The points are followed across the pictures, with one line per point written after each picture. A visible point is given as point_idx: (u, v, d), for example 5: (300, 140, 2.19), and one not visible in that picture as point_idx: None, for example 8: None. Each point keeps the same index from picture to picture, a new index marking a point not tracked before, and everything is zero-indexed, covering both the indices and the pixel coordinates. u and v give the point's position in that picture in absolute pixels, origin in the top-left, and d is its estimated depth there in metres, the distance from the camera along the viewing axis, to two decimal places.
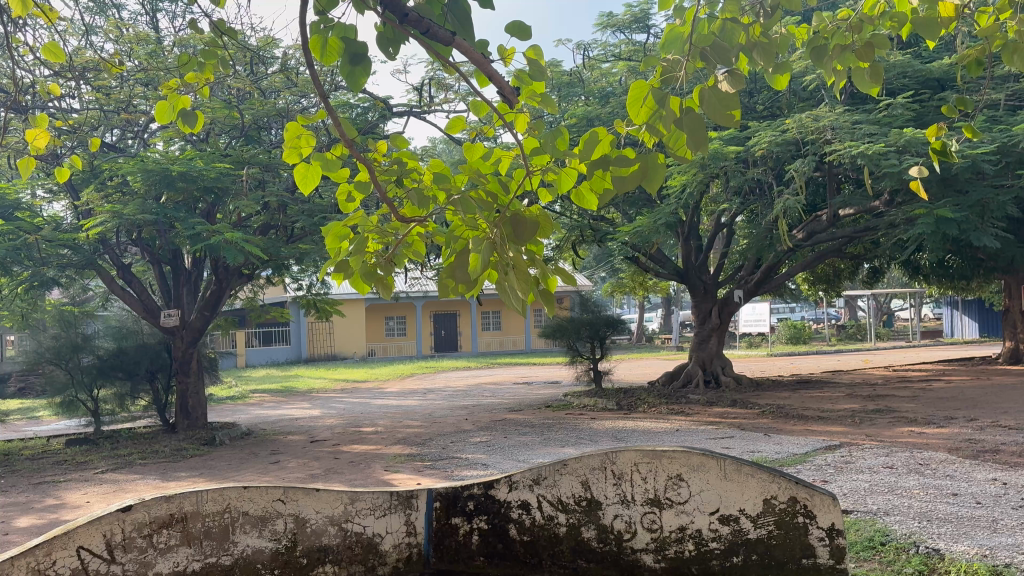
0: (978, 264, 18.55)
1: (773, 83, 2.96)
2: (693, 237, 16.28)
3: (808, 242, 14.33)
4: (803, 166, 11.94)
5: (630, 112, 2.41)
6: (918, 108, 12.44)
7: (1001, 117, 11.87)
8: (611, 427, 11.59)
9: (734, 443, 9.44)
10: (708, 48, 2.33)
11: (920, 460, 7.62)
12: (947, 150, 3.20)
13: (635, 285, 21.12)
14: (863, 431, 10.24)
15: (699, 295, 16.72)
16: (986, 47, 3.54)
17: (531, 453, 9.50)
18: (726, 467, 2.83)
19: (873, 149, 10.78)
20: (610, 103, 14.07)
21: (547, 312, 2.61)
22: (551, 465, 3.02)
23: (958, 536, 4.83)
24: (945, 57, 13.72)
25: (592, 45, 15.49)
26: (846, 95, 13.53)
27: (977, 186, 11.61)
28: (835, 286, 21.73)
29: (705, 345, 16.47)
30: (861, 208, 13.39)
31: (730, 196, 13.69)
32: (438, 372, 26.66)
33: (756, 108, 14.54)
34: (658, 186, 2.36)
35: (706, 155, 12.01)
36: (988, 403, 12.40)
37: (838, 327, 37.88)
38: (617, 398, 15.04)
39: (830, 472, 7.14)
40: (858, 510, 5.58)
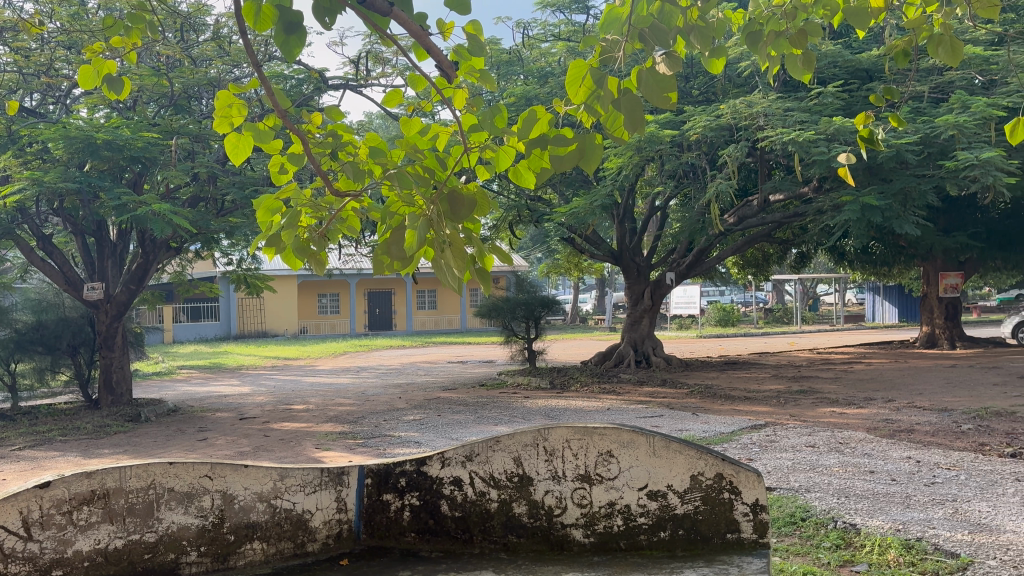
0: (899, 252, 19.16)
1: (709, 68, 3.15)
2: (628, 219, 16.37)
3: (739, 227, 14.63)
4: (736, 152, 12.16)
5: (569, 91, 2.50)
6: (847, 97, 12.80)
7: (924, 109, 12.25)
8: (544, 406, 11.67)
9: (662, 421, 9.63)
10: (646, 30, 2.45)
11: (840, 439, 7.88)
12: (874, 138, 3.31)
13: (570, 267, 21.28)
14: (788, 411, 10.56)
15: (632, 276, 16.88)
16: (913, 37, 3.71)
17: (464, 431, 9.50)
18: (655, 443, 2.89)
19: (803, 136, 11.06)
20: (549, 83, 14.02)
21: (483, 290, 2.63)
22: (483, 442, 3.03)
23: (874, 511, 5.02)
24: (873, 47, 14.09)
25: (532, 24, 15.40)
26: (779, 83, 13.81)
27: (899, 175, 12.01)
28: (763, 271, 22.25)
29: (637, 326, 16.67)
30: (790, 194, 13.71)
31: (665, 179, 13.86)
32: (374, 350, 26.43)
33: (691, 93, 14.66)
34: (595, 166, 2.47)
35: (641, 139, 12.10)
36: (905, 385, 12.86)
37: (766, 311, 38.89)
38: (551, 377, 15.18)
39: (754, 450, 7.32)
40: (780, 487, 5.74)
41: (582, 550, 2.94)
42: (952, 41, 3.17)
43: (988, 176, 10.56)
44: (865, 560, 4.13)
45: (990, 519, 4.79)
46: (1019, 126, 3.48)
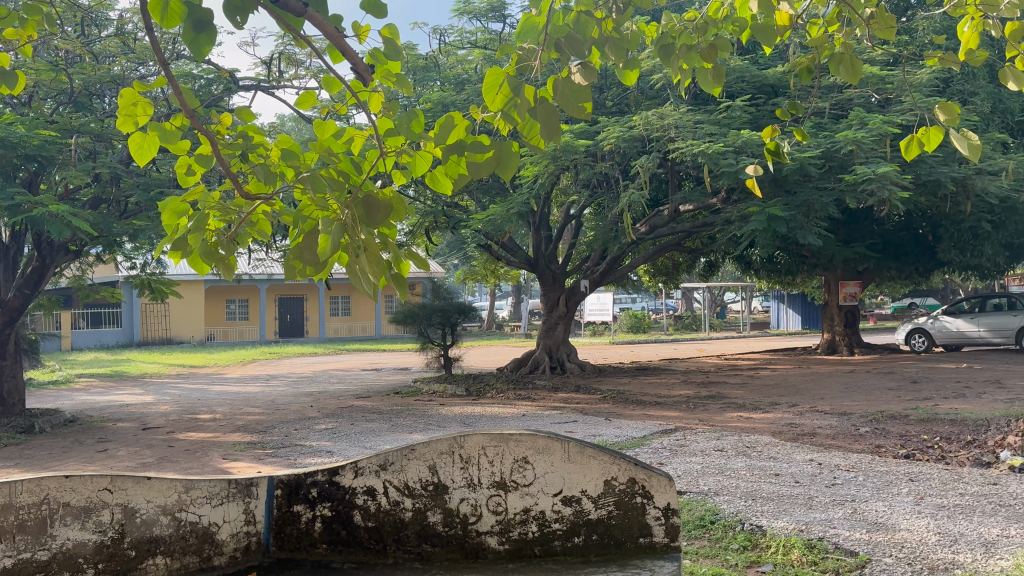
0: (802, 261, 19.89)
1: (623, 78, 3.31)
2: (544, 227, 16.48)
3: (651, 236, 14.92)
4: (648, 163, 12.41)
5: (487, 99, 2.54)
6: (754, 111, 13.22)
7: (826, 124, 12.77)
8: (459, 413, 11.63)
9: (576, 427, 9.71)
10: (562, 39, 2.56)
11: (747, 443, 8.09)
12: (780, 152, 3.45)
13: (486, 274, 21.31)
14: (697, 415, 10.81)
15: (547, 283, 17.00)
16: (816, 55, 3.87)
17: (378, 440, 9.38)
18: (570, 449, 2.90)
19: (712, 148, 11.38)
20: (465, 90, 14.02)
21: (399, 297, 2.61)
22: (398, 451, 2.98)
23: (778, 513, 5.18)
24: (778, 64, 14.60)
25: (448, 30, 15.38)
26: (690, 96, 14.16)
27: (802, 188, 12.46)
28: (673, 279, 22.75)
29: (552, 333, 16.78)
30: (699, 204, 14.07)
31: (579, 188, 14.04)
32: (284, 358, 25.86)
33: (605, 104, 14.88)
34: (511, 173, 2.50)
35: (557, 148, 12.22)
36: (807, 390, 13.33)
37: (676, 318, 39.78)
38: (466, 384, 15.13)
39: (665, 455, 7.47)
40: (690, 491, 5.86)
41: (497, 557, 2.94)
42: (852, 61, 3.33)
43: (885, 190, 11.07)
44: (770, 561, 4.25)
45: (886, 518, 4.99)
46: (914, 143, 3.65)
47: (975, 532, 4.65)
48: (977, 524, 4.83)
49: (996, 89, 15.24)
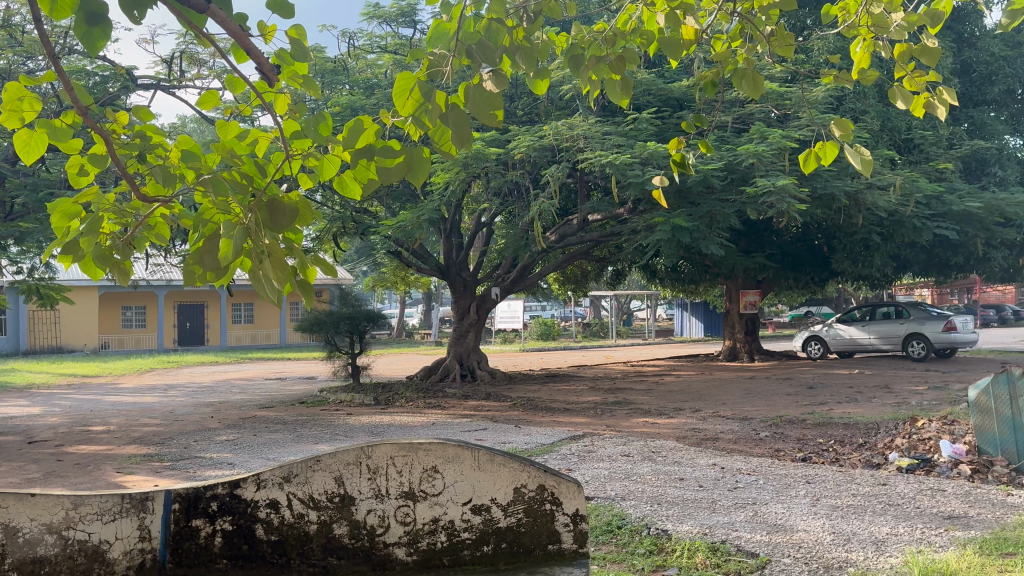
0: (705, 270, 20.44)
1: (533, 87, 3.60)
2: (455, 234, 16.41)
3: (561, 244, 15.06)
4: (558, 172, 12.53)
5: (398, 103, 2.71)
6: (660, 124, 13.52)
7: (728, 138, 13.18)
8: (366, 422, 11.46)
9: (485, 435, 9.69)
10: (474, 46, 2.82)
11: (653, 448, 8.22)
12: (686, 163, 3.60)
13: (396, 280, 21.10)
14: (605, 421, 10.95)
15: (458, 291, 16.93)
16: (719, 70, 4.03)
17: (281, 451, 9.14)
18: (480, 457, 2.89)
19: (620, 159, 11.59)
20: (374, 94, 13.85)
21: (305, 303, 2.58)
22: (303, 462, 2.89)
23: (683, 517, 5.27)
24: (683, 78, 14.98)
25: (357, 34, 15.17)
26: (599, 107, 14.38)
27: (706, 200, 12.81)
28: (582, 287, 23.03)
29: (462, 341, 16.72)
30: (607, 214, 14.28)
31: (490, 196, 14.07)
32: (183, 367, 24.96)
33: (516, 113, 14.95)
34: (422, 178, 2.52)
35: (468, 155, 12.20)
36: (710, 396, 13.69)
37: (584, 326, 40.24)
38: (375, 393, 14.91)
39: (573, 461, 7.53)
40: (598, 496, 5.91)
41: (405, 569, 2.89)
42: (753, 75, 3.67)
43: (783, 202, 11.47)
44: (675, 565, 4.32)
45: (785, 519, 5.15)
46: (811, 158, 3.79)
47: (867, 531, 4.84)
48: (869, 523, 5.04)
49: (885, 108, 16.02)
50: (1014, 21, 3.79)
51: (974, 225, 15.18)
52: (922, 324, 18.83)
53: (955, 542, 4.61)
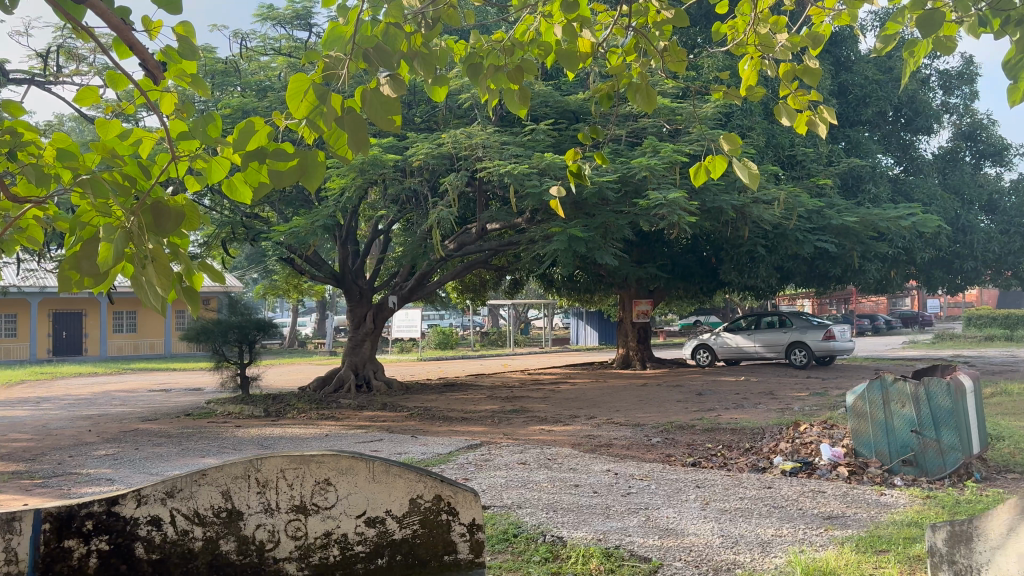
0: (600, 280, 20.81)
1: (432, 94, 3.61)
2: (350, 241, 16.15)
3: (459, 253, 15.02)
4: (456, 180, 12.51)
5: (292, 105, 2.64)
6: (557, 135, 13.70)
7: (623, 151, 13.47)
8: (256, 435, 11.11)
9: (380, 445, 9.55)
10: (371, 50, 2.77)
11: (549, 456, 8.28)
12: (582, 174, 3.70)
13: (288, 288, 20.58)
14: (502, 430, 10.96)
15: (353, 299, 16.64)
16: (615, 83, 4.11)
17: (165, 466, 8.75)
18: (374, 468, 2.84)
19: (518, 169, 11.68)
20: (268, 97, 13.51)
21: (191, 311, 2.52)
22: (187, 476, 2.77)
23: (578, 523, 5.32)
24: (580, 91, 15.24)
25: (250, 35, 14.77)
26: (497, 117, 14.47)
27: (601, 211, 13.05)
28: (479, 296, 23.05)
29: (357, 350, 16.43)
30: (505, 223, 14.35)
31: (387, 204, 13.92)
32: (58, 379, 23.63)
33: (413, 120, 14.86)
34: (316, 182, 2.45)
35: (364, 161, 12.03)
36: (604, 403, 13.90)
37: (481, 334, 40.28)
38: (265, 404, 14.48)
39: (470, 470, 7.50)
40: (494, 505, 5.90)
41: None
42: (647, 89, 3.76)
43: (674, 214, 11.80)
44: (570, 572, 4.34)
45: (676, 523, 5.27)
46: (701, 171, 3.91)
47: (753, 533, 5.00)
48: (755, 525, 5.21)
49: (770, 125, 16.71)
50: (887, 46, 3.99)
51: (850, 239, 15.99)
52: (803, 332, 19.69)
53: (834, 541, 4.81)
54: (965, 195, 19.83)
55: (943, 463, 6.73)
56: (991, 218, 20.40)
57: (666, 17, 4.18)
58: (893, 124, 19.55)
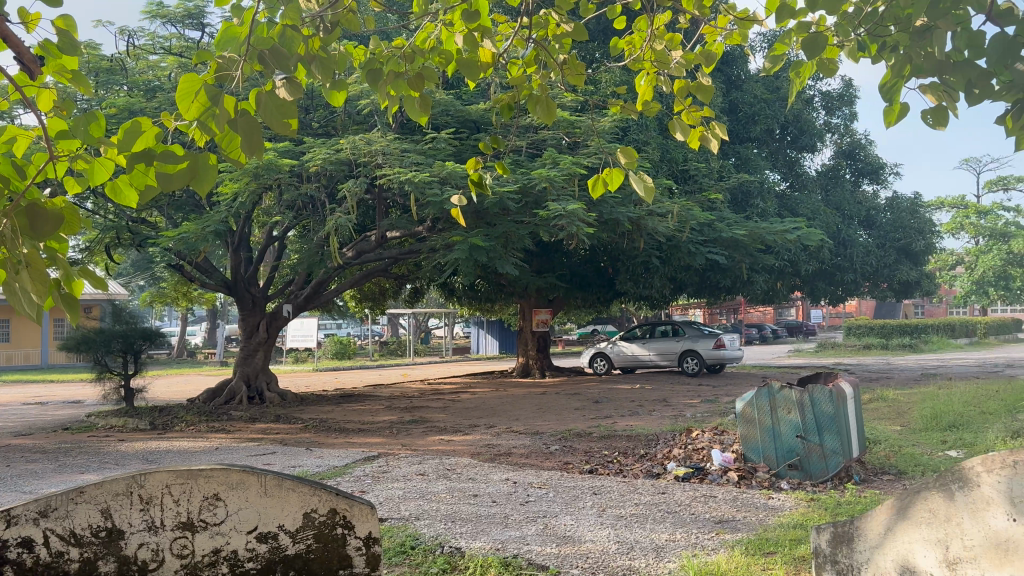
0: (500, 290, 20.90)
1: (330, 98, 3.53)
2: (243, 248, 15.68)
3: (357, 261, 14.78)
4: (355, 187, 12.33)
5: (182, 106, 2.54)
6: (457, 144, 13.70)
7: (523, 162, 13.58)
8: (141, 449, 10.63)
9: (274, 459, 9.28)
10: (267, 52, 2.71)
11: (447, 466, 8.23)
12: (483, 183, 3.71)
13: (178, 296, 19.83)
14: (399, 441, 10.84)
15: (246, 307, 16.13)
16: (516, 94, 4.13)
17: (40, 484, 8.25)
18: (266, 482, 2.75)
19: (418, 177, 11.61)
20: (157, 98, 13.00)
21: (68, 320, 2.39)
22: (61, 495, 2.62)
23: (477, 533, 5.30)
24: (480, 101, 15.29)
25: (138, 33, 14.20)
26: (397, 124, 14.36)
27: (502, 221, 13.11)
28: (378, 305, 22.78)
29: (250, 361, 15.94)
30: (405, 231, 14.24)
31: (283, 210, 13.61)
32: None
33: (311, 125, 14.57)
34: (207, 187, 2.39)
35: (259, 166, 11.70)
36: (503, 412, 13.94)
37: (380, 344, 39.83)
38: (151, 417, 13.88)
39: (367, 482, 7.37)
40: (391, 518, 5.81)
41: None
42: (547, 101, 3.80)
43: (573, 225, 11.96)
44: None
45: (573, 531, 5.31)
46: (599, 183, 3.96)
47: (648, 539, 5.09)
48: (649, 530, 5.30)
49: (664, 140, 17.18)
50: (774, 66, 4.14)
51: (740, 251, 16.58)
52: (695, 341, 20.28)
53: (725, 544, 4.95)
54: (845, 211, 20.86)
55: (826, 466, 7.02)
56: (868, 232, 21.52)
57: (565, 31, 4.24)
58: (779, 142, 20.39)
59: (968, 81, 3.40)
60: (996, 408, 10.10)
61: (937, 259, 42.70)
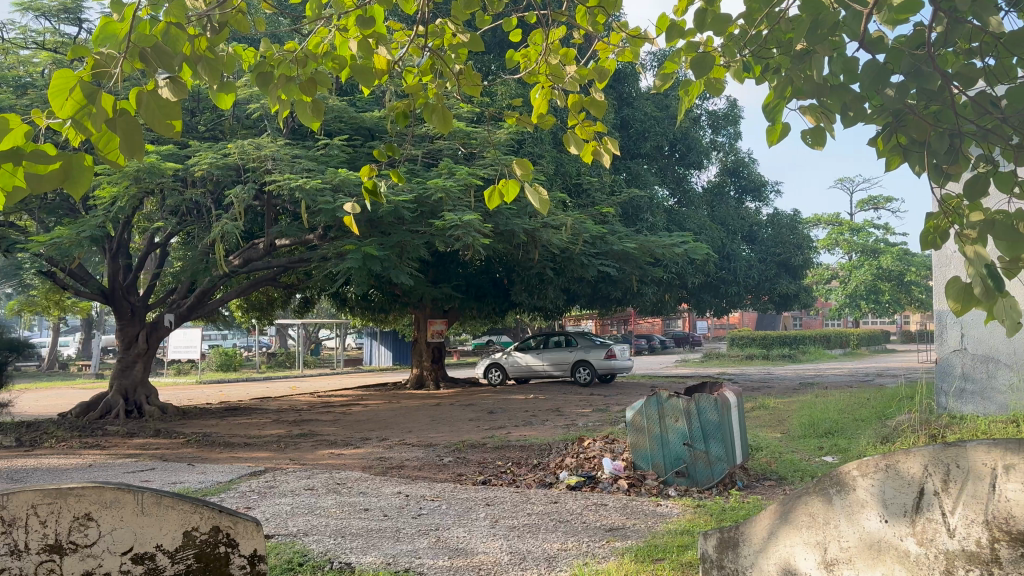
0: (394, 300, 20.68)
1: (218, 102, 3.41)
2: (122, 254, 14.95)
3: (246, 269, 14.28)
4: (243, 193, 11.97)
5: (53, 104, 2.36)
6: (351, 151, 13.50)
7: (418, 171, 13.51)
8: (6, 467, 9.97)
9: (152, 475, 8.86)
10: (150, 50, 2.65)
11: (337, 480, 8.04)
12: (378, 192, 3.65)
13: (49, 305, 18.72)
14: (288, 455, 10.54)
15: (124, 318, 15.35)
16: (411, 102, 4.10)
17: None
18: (143, 501, 2.72)
19: (310, 184, 11.37)
20: (28, 94, 12.27)
21: None
22: None
23: (367, 548, 5.19)
24: (375, 109, 15.13)
25: (8, 25, 13.38)
26: (288, 130, 14.04)
27: (396, 230, 12.98)
28: (266, 315, 22.15)
29: (128, 373, 15.20)
30: (295, 239, 13.91)
31: (166, 215, 13.07)
32: None
33: (197, 128, 14.07)
34: (81, 190, 2.36)
35: (140, 169, 11.19)
36: (396, 424, 13.76)
37: (268, 355, 38.71)
38: (17, 433, 13.05)
39: (252, 498, 7.12)
40: (278, 534, 5.63)
41: None
42: (442, 111, 3.78)
43: (468, 236, 11.96)
44: None
45: (465, 543, 5.27)
46: (495, 194, 3.95)
47: (540, 548, 5.11)
48: (542, 540, 5.32)
49: (558, 153, 17.41)
50: (665, 84, 4.24)
51: (631, 264, 16.97)
52: (587, 351, 20.61)
53: (615, 552, 5.02)
54: (729, 226, 21.65)
55: (712, 473, 7.23)
56: (751, 247, 22.39)
57: (461, 41, 4.27)
58: (668, 158, 20.99)
59: (842, 104, 3.60)
60: (868, 415, 10.66)
61: (813, 273, 44.86)
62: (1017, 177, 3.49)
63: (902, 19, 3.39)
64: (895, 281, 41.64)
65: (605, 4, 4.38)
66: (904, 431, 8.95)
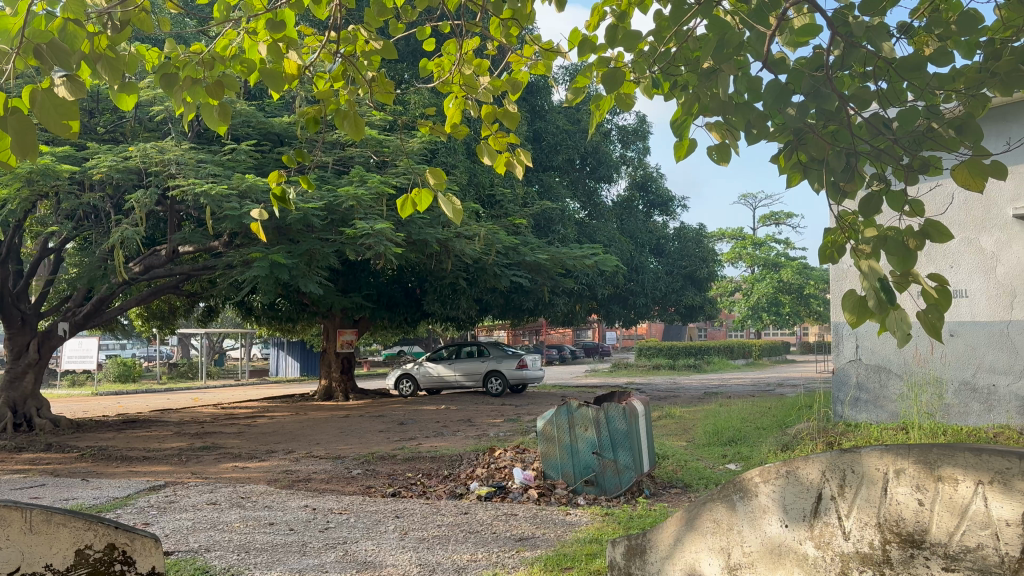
0: (302, 309, 20.30)
1: (118, 102, 3.26)
2: (11, 260, 14.18)
3: (146, 276, 13.75)
4: (144, 198, 11.55)
5: None
6: (259, 157, 13.20)
7: (328, 178, 13.32)
8: None
9: (42, 492, 8.42)
10: (45, 45, 2.48)
11: (241, 494, 7.81)
12: (286, 198, 3.59)
13: None
14: (189, 469, 10.18)
15: (14, 327, 14.55)
16: (322, 108, 4.02)
17: None
18: (31, 518, 2.62)
19: (215, 189, 11.07)
20: None
21: None
22: None
23: (272, 563, 5.06)
24: (284, 114, 14.86)
25: None
26: (192, 133, 13.63)
27: (305, 238, 12.75)
28: (168, 324, 21.39)
29: (16, 385, 14.40)
30: (199, 246, 13.50)
31: (60, 219, 12.49)
32: None
33: (95, 129, 13.52)
34: None
35: (33, 170, 10.68)
36: (303, 436, 13.48)
37: (169, 365, 37.42)
38: None
39: (151, 514, 6.85)
40: (179, 550, 5.43)
41: None
42: (354, 117, 3.73)
43: (379, 244, 11.85)
44: None
45: (374, 556, 5.20)
46: (409, 203, 3.92)
47: (449, 560, 5.07)
48: (451, 551, 5.29)
49: (471, 164, 17.43)
50: (577, 98, 4.28)
51: (542, 274, 17.10)
52: (499, 362, 20.66)
53: (525, 561, 5.02)
54: (638, 239, 22.08)
55: (620, 481, 7.32)
56: (658, 259, 22.86)
57: (373, 48, 4.22)
58: (579, 171, 21.27)
59: (747, 121, 3.72)
60: (769, 423, 11.01)
61: (718, 285, 46.12)
62: (909, 195, 3.62)
63: (804, 42, 3.53)
64: (795, 294, 43.13)
65: (518, 17, 4.40)
66: (803, 438, 9.29)
